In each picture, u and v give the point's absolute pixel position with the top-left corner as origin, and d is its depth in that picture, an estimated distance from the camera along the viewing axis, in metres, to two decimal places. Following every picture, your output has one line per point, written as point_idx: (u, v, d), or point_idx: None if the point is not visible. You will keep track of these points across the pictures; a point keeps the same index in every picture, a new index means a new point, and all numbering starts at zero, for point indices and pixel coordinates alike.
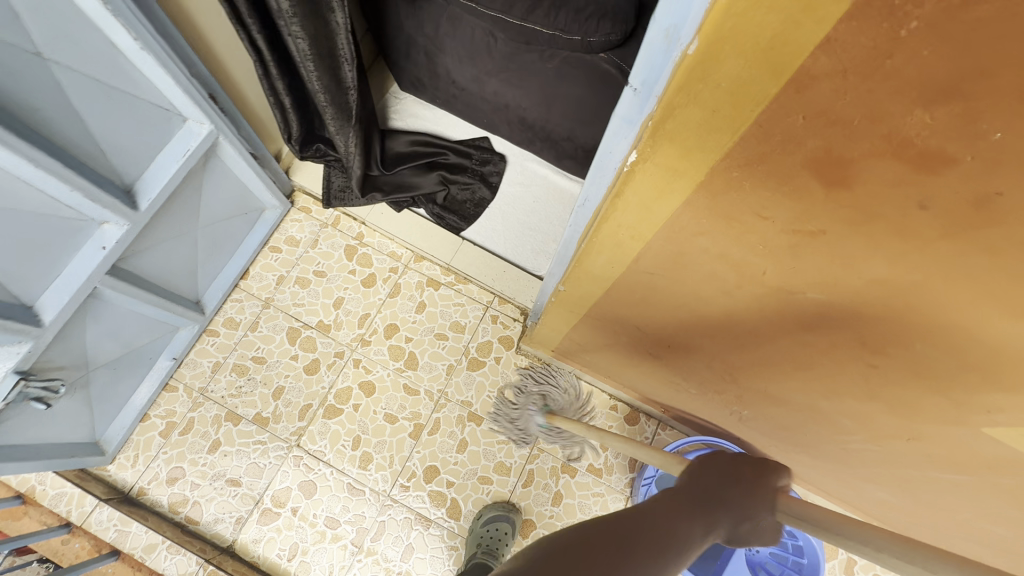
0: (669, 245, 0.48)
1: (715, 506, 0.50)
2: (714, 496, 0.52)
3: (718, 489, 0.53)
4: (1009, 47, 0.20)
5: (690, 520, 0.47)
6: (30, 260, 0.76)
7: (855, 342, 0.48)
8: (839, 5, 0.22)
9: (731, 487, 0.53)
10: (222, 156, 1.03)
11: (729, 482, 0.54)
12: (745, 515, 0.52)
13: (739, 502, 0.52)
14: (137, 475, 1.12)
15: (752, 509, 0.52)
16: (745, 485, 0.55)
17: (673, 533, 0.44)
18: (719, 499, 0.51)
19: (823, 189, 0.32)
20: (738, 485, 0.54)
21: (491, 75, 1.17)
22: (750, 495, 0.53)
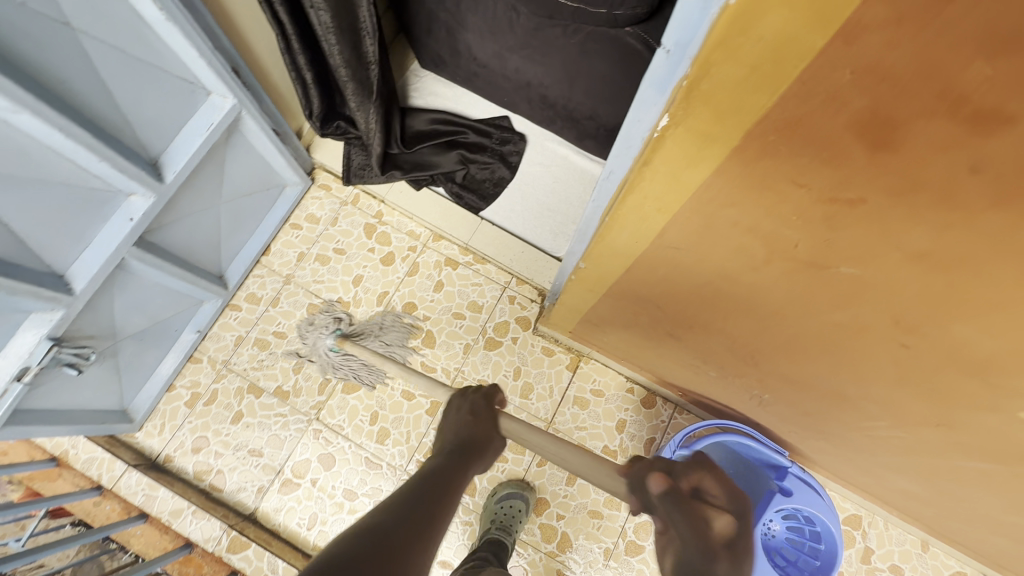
0: (697, 218, 0.47)
1: (471, 444, 0.71)
2: (471, 436, 0.72)
3: (466, 433, 0.72)
4: None
5: (459, 463, 0.67)
6: (62, 229, 0.78)
7: (888, 322, 0.46)
8: None
9: (473, 427, 0.74)
10: (245, 132, 1.04)
11: (471, 424, 0.74)
12: (488, 441, 0.74)
13: (483, 437, 0.73)
14: (164, 443, 1.15)
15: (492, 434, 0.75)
16: (474, 422, 0.74)
17: (450, 473, 0.64)
18: (474, 440, 0.72)
19: (866, 153, 0.31)
20: (480, 419, 0.75)
21: (513, 52, 1.15)
22: (489, 424, 0.75)
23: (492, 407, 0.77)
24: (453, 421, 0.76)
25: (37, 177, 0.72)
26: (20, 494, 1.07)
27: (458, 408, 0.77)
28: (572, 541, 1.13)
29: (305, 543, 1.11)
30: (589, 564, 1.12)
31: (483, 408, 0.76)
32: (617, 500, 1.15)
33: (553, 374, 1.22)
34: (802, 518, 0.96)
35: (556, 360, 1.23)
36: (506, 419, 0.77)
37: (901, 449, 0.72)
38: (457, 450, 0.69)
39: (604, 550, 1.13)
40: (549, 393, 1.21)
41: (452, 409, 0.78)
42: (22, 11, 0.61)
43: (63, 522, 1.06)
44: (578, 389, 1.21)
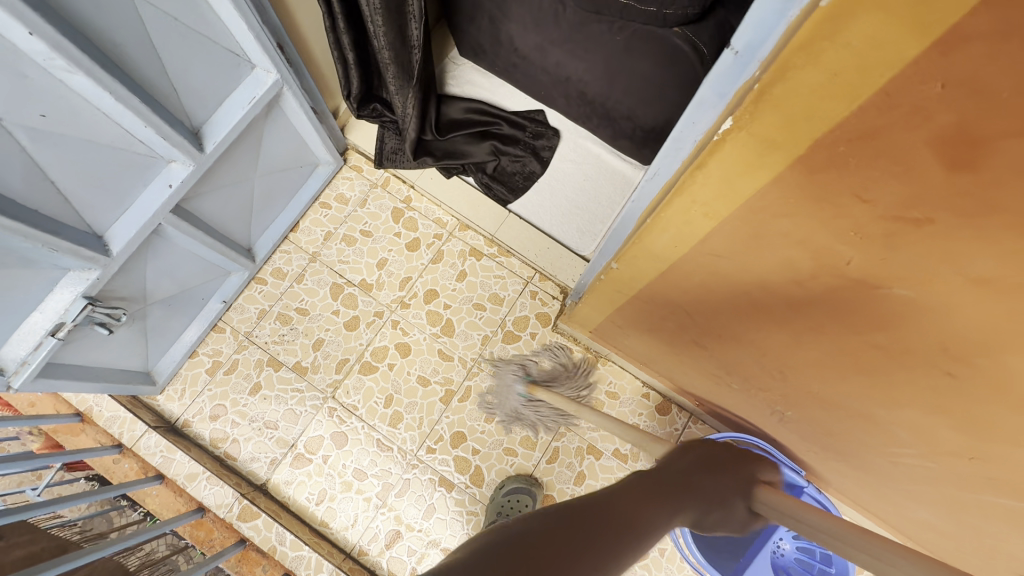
0: (745, 226, 0.46)
1: (689, 485, 0.60)
2: (688, 480, 0.61)
3: (689, 469, 0.63)
4: None
5: (668, 496, 0.55)
6: (104, 190, 0.80)
7: (935, 348, 0.45)
8: None
9: (706, 475, 0.64)
10: (283, 108, 1.05)
11: (703, 469, 0.64)
12: (710, 497, 0.61)
13: (709, 485, 0.63)
14: (183, 408, 1.18)
15: (715, 491, 0.62)
16: (706, 473, 0.64)
17: (659, 502, 0.53)
18: (693, 482, 0.61)
19: (943, 171, 0.29)
20: (707, 473, 0.64)
21: (555, 45, 1.13)
22: (715, 481, 0.63)
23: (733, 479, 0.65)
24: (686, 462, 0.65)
25: (86, 137, 0.73)
26: (39, 445, 1.10)
27: (689, 452, 0.68)
28: None
29: (313, 517, 1.13)
30: None
31: (720, 468, 0.66)
32: None
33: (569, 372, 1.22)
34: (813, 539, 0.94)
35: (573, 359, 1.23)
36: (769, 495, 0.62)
37: (928, 477, 0.70)
38: (675, 479, 0.60)
39: None
40: None
41: (688, 451, 0.68)
42: None
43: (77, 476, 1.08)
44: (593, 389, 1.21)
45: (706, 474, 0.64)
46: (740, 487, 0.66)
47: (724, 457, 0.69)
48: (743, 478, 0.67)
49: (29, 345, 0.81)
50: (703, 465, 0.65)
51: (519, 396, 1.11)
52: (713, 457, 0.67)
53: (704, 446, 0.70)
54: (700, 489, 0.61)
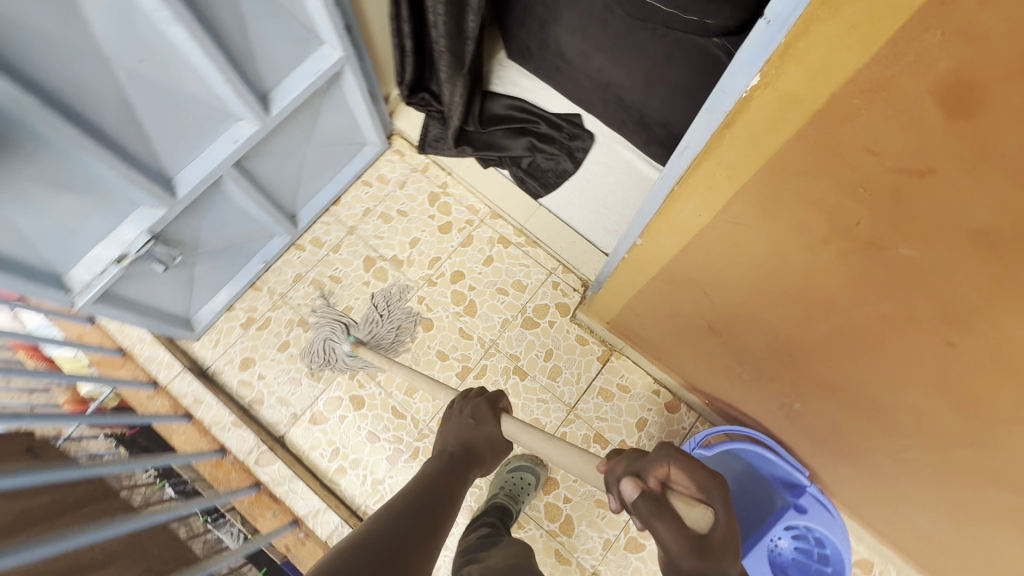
0: (767, 189, 0.50)
1: (471, 449, 0.75)
2: (471, 439, 0.77)
3: (462, 431, 0.79)
4: None
5: (456, 472, 0.70)
6: (180, 136, 0.88)
7: (937, 315, 0.48)
8: None
9: (471, 432, 0.78)
10: (343, 85, 1.13)
11: (477, 424, 0.79)
12: (491, 446, 0.78)
13: (485, 438, 0.78)
14: (215, 356, 1.24)
15: (491, 438, 0.79)
16: (476, 427, 0.79)
17: (450, 481, 0.68)
18: (476, 444, 0.77)
19: (943, 119, 0.34)
20: (481, 420, 0.80)
21: (599, 51, 1.20)
22: (488, 429, 0.79)
23: (493, 408, 0.82)
24: (455, 425, 0.80)
25: (174, 87, 0.81)
26: (65, 398, 1.12)
27: (460, 411, 0.83)
28: (574, 528, 1.15)
29: (325, 473, 1.18)
30: (587, 551, 1.13)
31: (484, 412, 0.81)
32: None
33: (583, 362, 1.25)
34: (812, 540, 0.94)
35: (588, 349, 1.26)
36: (508, 420, 0.80)
37: (932, 473, 0.71)
38: (458, 456, 0.74)
39: (605, 541, 1.14)
40: (576, 379, 1.24)
41: (453, 412, 0.83)
42: None
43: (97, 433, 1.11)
44: (604, 380, 1.24)
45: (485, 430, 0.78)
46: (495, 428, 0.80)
47: (490, 401, 0.83)
48: (480, 398, 0.84)
49: (95, 270, 0.88)
50: (471, 422, 0.79)
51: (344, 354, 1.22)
52: (485, 402, 0.82)
53: (476, 406, 0.81)
54: (479, 454, 0.76)
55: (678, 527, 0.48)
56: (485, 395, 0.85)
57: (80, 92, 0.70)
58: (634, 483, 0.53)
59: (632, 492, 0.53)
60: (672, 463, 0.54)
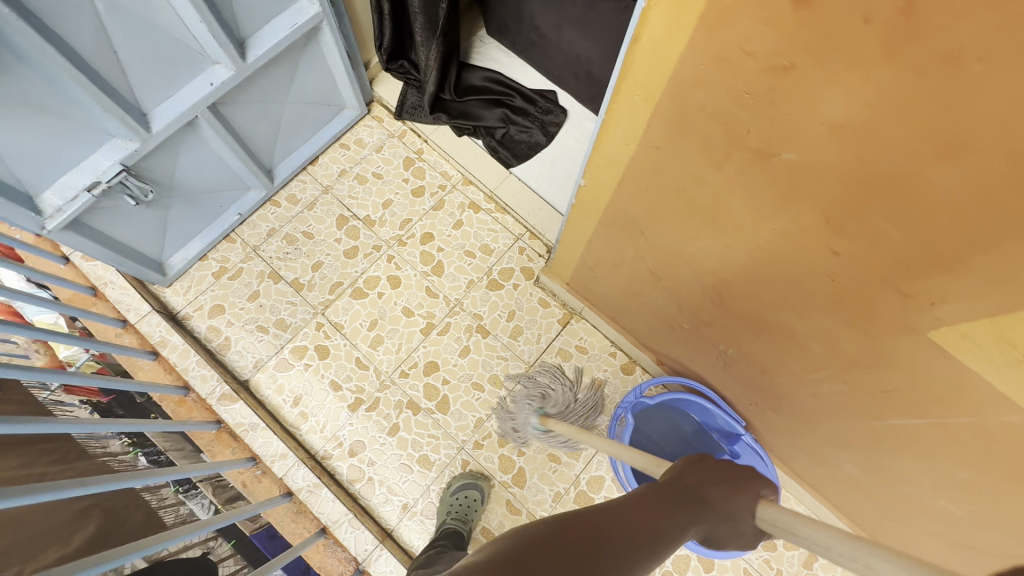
0: (674, 105, 0.55)
1: (704, 508, 0.53)
2: (714, 494, 0.55)
3: (713, 482, 0.57)
4: None
5: (681, 524, 0.50)
6: (153, 70, 0.92)
7: (821, 222, 0.53)
8: None
9: (715, 486, 0.56)
10: (321, 43, 1.18)
11: (726, 485, 0.57)
12: (730, 517, 0.54)
13: (731, 501, 0.55)
14: (186, 302, 1.27)
15: (737, 512, 0.55)
16: (726, 490, 0.56)
17: (669, 532, 0.49)
18: (713, 498, 0.55)
19: (793, 10, 0.39)
20: (732, 490, 0.56)
21: (570, 24, 1.27)
22: (738, 503, 0.56)
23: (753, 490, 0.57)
24: (698, 473, 0.58)
25: (150, 20, 0.85)
26: (44, 363, 1.11)
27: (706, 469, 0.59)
28: (526, 480, 1.18)
29: (286, 418, 1.21)
30: (538, 503, 1.17)
31: (738, 480, 0.58)
32: (577, 451, 1.21)
33: (543, 324, 1.29)
34: None
35: (549, 312, 1.30)
36: (767, 508, 0.56)
37: (845, 407, 0.76)
38: (685, 496, 0.54)
39: (555, 494, 1.18)
40: (536, 339, 1.28)
41: (698, 463, 0.61)
42: None
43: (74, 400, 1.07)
44: (564, 341, 1.28)
45: (739, 495, 0.56)
46: (748, 495, 0.57)
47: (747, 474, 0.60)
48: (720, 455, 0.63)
49: (67, 195, 0.92)
50: (723, 479, 0.58)
51: (536, 429, 1.09)
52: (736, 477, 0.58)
53: (725, 462, 0.61)
54: (713, 504, 0.54)
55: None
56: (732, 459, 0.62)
57: (54, 12, 0.74)
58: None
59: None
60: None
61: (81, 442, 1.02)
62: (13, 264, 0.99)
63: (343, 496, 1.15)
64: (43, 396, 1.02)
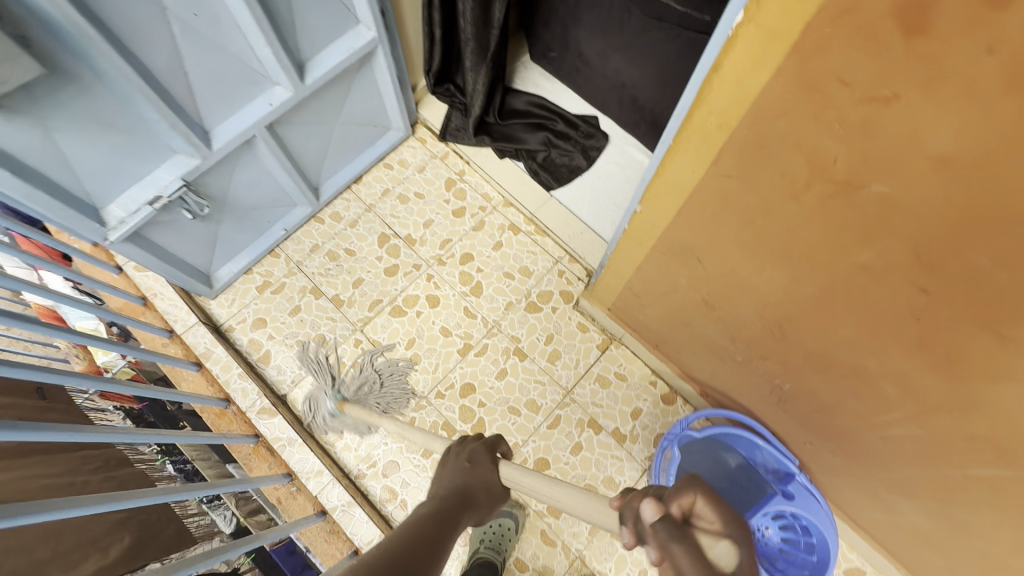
0: (753, 133, 0.54)
1: (466, 496, 0.66)
2: (466, 480, 0.68)
3: (463, 473, 0.69)
4: None
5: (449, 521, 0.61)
6: (217, 90, 0.95)
7: (911, 258, 0.50)
8: None
9: (465, 478, 0.68)
10: (374, 67, 1.21)
11: (473, 467, 0.70)
12: (486, 488, 0.68)
13: (479, 485, 0.68)
14: (229, 314, 1.30)
15: (489, 483, 0.69)
16: (471, 471, 0.69)
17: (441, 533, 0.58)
18: (472, 487, 0.68)
19: (902, 40, 0.37)
20: (477, 465, 0.70)
21: (616, 51, 1.27)
22: (485, 473, 0.69)
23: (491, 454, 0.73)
24: (449, 471, 0.70)
25: (218, 42, 0.88)
26: (83, 367, 1.15)
27: (456, 456, 0.72)
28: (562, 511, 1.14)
29: (321, 435, 1.21)
30: (574, 535, 1.13)
31: (481, 455, 0.72)
32: (615, 481, 1.17)
33: (582, 349, 1.27)
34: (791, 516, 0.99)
35: (588, 337, 1.28)
36: (506, 465, 0.71)
37: (917, 452, 0.72)
38: (449, 499, 0.64)
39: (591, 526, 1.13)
40: (574, 364, 1.26)
41: (449, 456, 0.73)
42: None
43: (108, 405, 1.09)
44: (602, 368, 1.25)
45: (487, 470, 0.70)
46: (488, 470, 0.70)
47: (492, 450, 0.73)
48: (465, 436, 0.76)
49: (130, 209, 0.95)
50: (467, 465, 0.70)
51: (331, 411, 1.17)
52: (482, 447, 0.72)
53: (474, 450, 0.72)
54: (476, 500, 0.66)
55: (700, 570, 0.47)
56: (478, 435, 0.76)
57: (134, 35, 0.78)
58: (655, 507, 0.51)
59: (651, 515, 0.51)
60: (699, 494, 0.52)
61: (121, 450, 1.04)
62: (60, 267, 1.00)
63: (376, 516, 1.13)
64: (81, 400, 1.05)
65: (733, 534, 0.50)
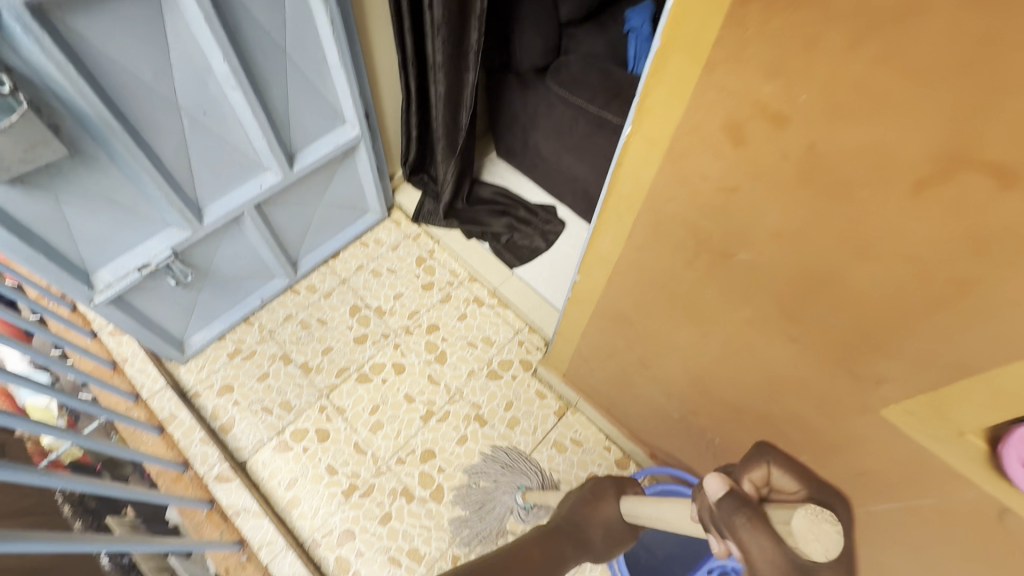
0: (652, 213, 0.68)
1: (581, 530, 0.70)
2: (583, 514, 0.72)
3: (583, 504, 0.73)
4: (783, 43, 0.42)
5: (564, 546, 0.66)
6: (215, 174, 1.08)
7: (778, 312, 0.63)
8: (713, 24, 0.46)
9: (583, 507, 0.73)
10: (356, 158, 1.38)
11: (590, 499, 0.74)
12: (603, 527, 0.72)
13: (597, 520, 0.72)
14: (197, 380, 1.33)
15: (608, 521, 0.72)
16: (592, 503, 0.73)
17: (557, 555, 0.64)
18: (591, 523, 0.71)
19: (732, 148, 0.52)
20: (601, 500, 0.73)
21: (568, 151, 1.48)
22: (606, 510, 0.73)
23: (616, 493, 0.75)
24: (571, 502, 0.75)
25: (220, 134, 1.03)
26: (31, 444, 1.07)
27: (580, 491, 0.76)
28: None
29: (278, 501, 1.20)
30: None
31: (607, 489, 0.75)
32: None
33: (540, 415, 1.33)
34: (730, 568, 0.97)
35: (546, 404, 1.35)
36: (627, 497, 0.72)
37: None
38: (566, 525, 0.70)
39: None
40: (532, 430, 1.31)
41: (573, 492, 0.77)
42: (263, 34, 0.98)
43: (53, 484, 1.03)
44: (559, 434, 1.31)
45: (611, 507, 0.73)
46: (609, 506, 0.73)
47: (619, 487, 0.76)
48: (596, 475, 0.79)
49: (119, 274, 1.03)
50: (590, 499, 0.74)
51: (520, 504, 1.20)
52: (613, 486, 0.75)
53: (603, 483, 0.76)
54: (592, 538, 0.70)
55: (779, 546, 0.39)
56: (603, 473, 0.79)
57: (149, 126, 0.91)
58: (721, 481, 0.46)
59: (718, 490, 0.45)
60: (771, 462, 0.46)
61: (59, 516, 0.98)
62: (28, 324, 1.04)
63: None
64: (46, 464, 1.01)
65: (827, 508, 0.40)
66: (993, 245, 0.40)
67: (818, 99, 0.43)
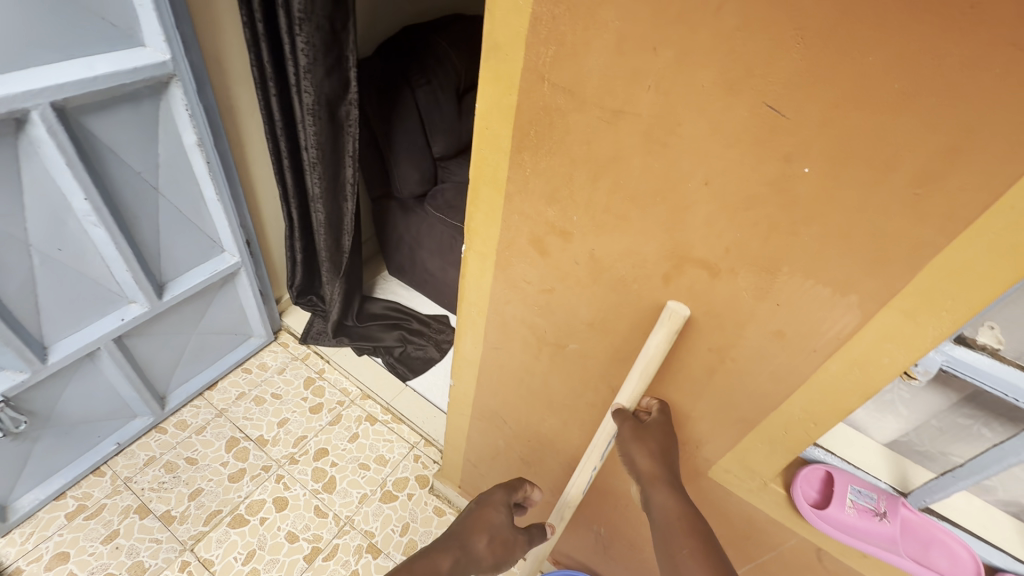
0: (498, 316, 0.76)
1: (471, 535, 0.68)
2: (471, 521, 0.71)
3: (469, 516, 0.72)
4: (550, 180, 0.55)
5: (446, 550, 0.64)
6: (68, 309, 1.03)
7: (611, 393, 0.71)
8: (503, 168, 0.59)
9: (471, 517, 0.72)
10: (236, 284, 1.38)
11: (476, 508, 0.73)
12: (493, 527, 0.71)
13: (485, 523, 0.71)
14: (20, 553, 1.11)
15: (496, 523, 0.71)
16: (478, 510, 0.73)
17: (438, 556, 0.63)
18: (477, 528, 0.70)
19: (540, 257, 0.63)
20: (487, 505, 0.74)
21: (451, 266, 1.60)
22: (493, 516, 0.72)
23: (503, 499, 0.76)
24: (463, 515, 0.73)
25: (78, 268, 1.00)
26: None
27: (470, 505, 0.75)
28: None
29: None
30: None
31: (492, 498, 0.75)
32: None
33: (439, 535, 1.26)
34: None
35: (445, 521, 1.29)
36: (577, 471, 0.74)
37: None
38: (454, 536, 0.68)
39: None
40: None
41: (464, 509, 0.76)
42: (135, 175, 1.02)
43: None
44: None
45: (496, 512, 0.72)
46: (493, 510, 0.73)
47: (505, 495, 0.76)
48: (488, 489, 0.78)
49: None
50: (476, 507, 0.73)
51: None
52: (501, 493, 0.76)
53: (490, 493, 0.76)
54: (475, 541, 0.68)
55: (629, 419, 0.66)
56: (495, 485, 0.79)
57: None
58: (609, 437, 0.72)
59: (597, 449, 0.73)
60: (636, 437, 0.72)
61: None
62: None
63: None
64: None
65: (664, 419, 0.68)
66: (724, 318, 0.52)
67: (585, 218, 0.56)
